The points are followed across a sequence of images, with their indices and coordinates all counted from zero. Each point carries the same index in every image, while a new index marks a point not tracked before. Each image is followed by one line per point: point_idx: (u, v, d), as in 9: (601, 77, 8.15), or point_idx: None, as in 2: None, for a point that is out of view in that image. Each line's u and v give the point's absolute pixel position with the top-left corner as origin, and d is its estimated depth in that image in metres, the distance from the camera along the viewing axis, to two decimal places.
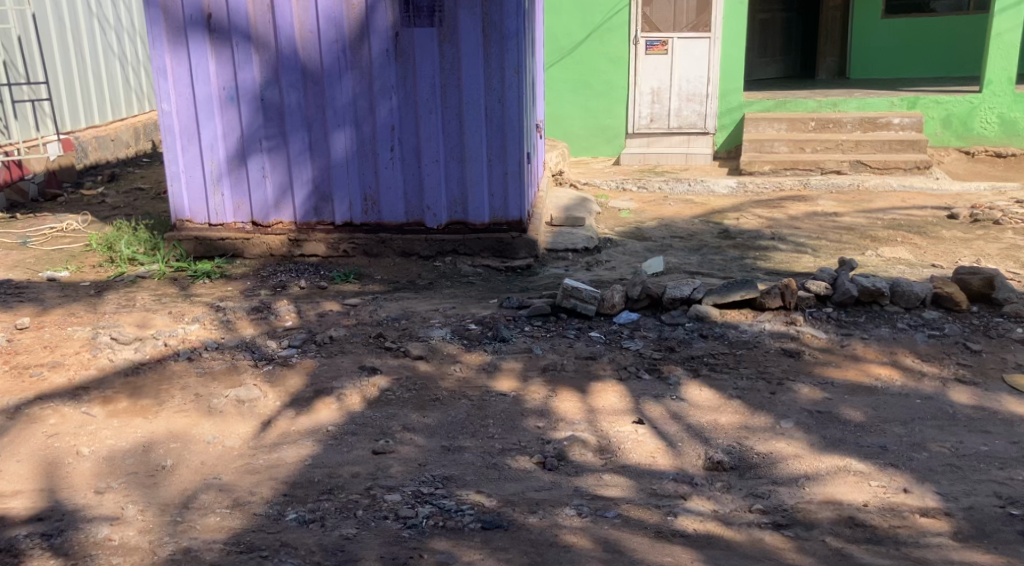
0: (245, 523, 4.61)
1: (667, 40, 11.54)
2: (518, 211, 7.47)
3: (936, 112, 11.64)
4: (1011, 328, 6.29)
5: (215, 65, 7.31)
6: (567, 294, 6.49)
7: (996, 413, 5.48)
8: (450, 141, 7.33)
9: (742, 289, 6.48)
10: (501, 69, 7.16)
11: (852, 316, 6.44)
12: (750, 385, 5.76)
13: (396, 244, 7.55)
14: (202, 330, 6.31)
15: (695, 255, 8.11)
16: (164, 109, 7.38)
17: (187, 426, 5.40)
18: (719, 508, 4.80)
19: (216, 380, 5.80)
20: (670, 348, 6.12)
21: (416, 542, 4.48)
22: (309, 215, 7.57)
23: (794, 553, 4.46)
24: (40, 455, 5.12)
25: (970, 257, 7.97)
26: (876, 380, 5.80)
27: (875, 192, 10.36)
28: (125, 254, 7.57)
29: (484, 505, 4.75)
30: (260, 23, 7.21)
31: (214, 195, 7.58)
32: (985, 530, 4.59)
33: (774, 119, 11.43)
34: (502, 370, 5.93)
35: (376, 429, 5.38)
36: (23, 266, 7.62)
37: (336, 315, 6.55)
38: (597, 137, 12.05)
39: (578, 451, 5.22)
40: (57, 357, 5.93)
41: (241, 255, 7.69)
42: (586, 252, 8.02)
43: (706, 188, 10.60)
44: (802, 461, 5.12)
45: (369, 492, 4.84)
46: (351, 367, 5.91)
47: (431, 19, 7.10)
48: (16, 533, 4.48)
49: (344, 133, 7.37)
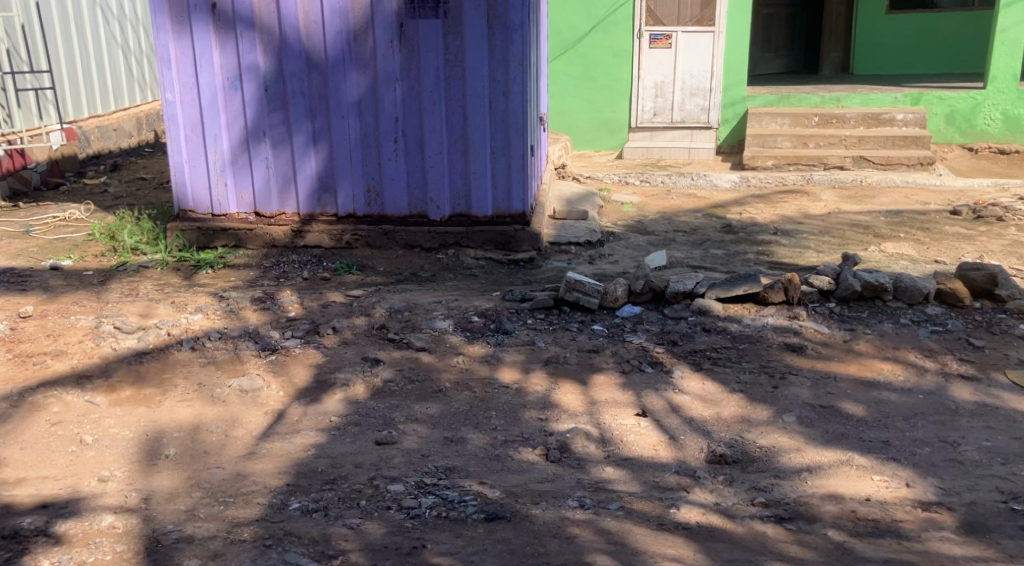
0: (247, 512, 4.61)
1: (672, 34, 11.51)
2: (521, 203, 7.45)
3: (940, 108, 11.61)
4: (1013, 324, 6.29)
5: (219, 54, 7.30)
6: (569, 287, 6.48)
7: (998, 409, 5.47)
8: (453, 133, 7.33)
9: (746, 283, 6.49)
10: (506, 61, 7.16)
11: (855, 311, 6.44)
12: (753, 378, 5.77)
13: (399, 236, 7.53)
14: (205, 319, 6.30)
15: (698, 249, 8.11)
16: (167, 99, 7.38)
17: (190, 416, 5.40)
18: (721, 500, 4.81)
19: (219, 369, 5.81)
20: (673, 342, 6.13)
21: (420, 532, 4.49)
22: (313, 206, 7.57)
23: (796, 547, 4.47)
24: (43, 444, 5.12)
25: (975, 254, 7.95)
26: (879, 375, 5.80)
27: (877, 187, 10.38)
28: (128, 244, 7.58)
29: (487, 496, 4.75)
30: (265, 13, 7.20)
31: (216, 183, 7.57)
32: (987, 525, 4.59)
33: (777, 113, 11.41)
34: (504, 361, 5.93)
35: (378, 420, 5.38)
36: (26, 254, 7.62)
37: (340, 306, 6.54)
38: (598, 131, 12.04)
39: (580, 442, 5.21)
40: (60, 345, 5.93)
41: (243, 246, 7.69)
42: (588, 245, 8.00)
43: (708, 183, 10.64)
44: (804, 454, 5.14)
45: (372, 482, 4.84)
46: (354, 358, 5.90)
47: (436, 11, 7.10)
48: (22, 521, 4.49)
49: (349, 124, 7.37)
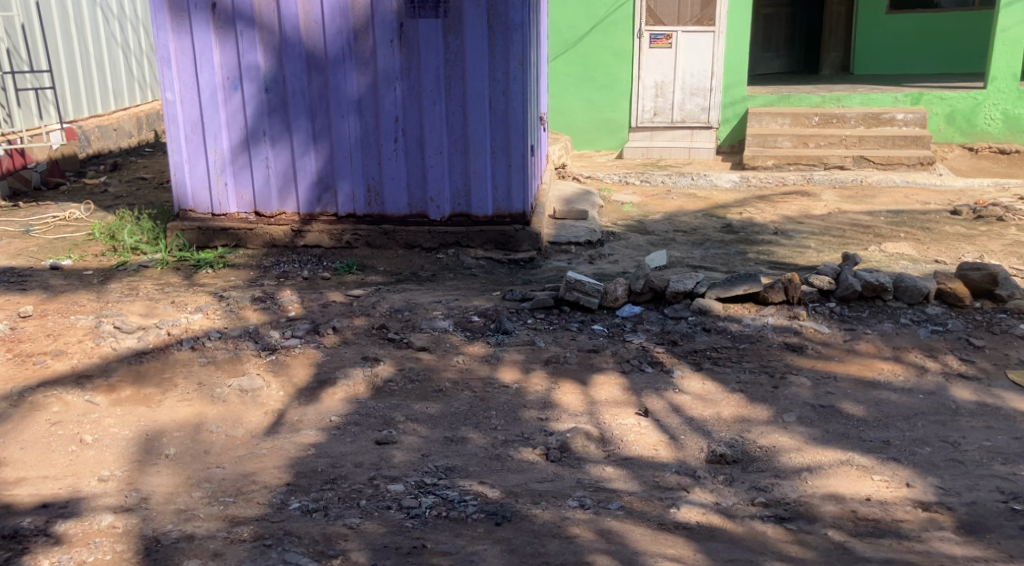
0: (247, 512, 4.61)
1: (672, 34, 11.50)
2: (521, 203, 7.45)
3: (940, 108, 11.61)
4: (1013, 324, 6.28)
5: (219, 54, 7.30)
6: (569, 287, 6.48)
7: (998, 409, 5.47)
8: (453, 133, 7.33)
9: (746, 282, 6.49)
10: (506, 61, 7.16)
11: (855, 311, 6.44)
12: (753, 378, 5.77)
13: (399, 236, 7.53)
14: (205, 319, 6.29)
15: (698, 249, 8.10)
16: (168, 99, 7.38)
17: (190, 416, 5.40)
18: (721, 500, 4.81)
19: (219, 369, 5.80)
20: (673, 342, 6.13)
21: (419, 532, 4.48)
22: (313, 206, 7.57)
23: (796, 547, 4.47)
24: (43, 444, 5.12)
25: (975, 253, 7.94)
26: (879, 375, 5.80)
27: (877, 187, 10.37)
28: (128, 244, 7.57)
29: (487, 496, 4.75)
30: (264, 12, 7.20)
31: (216, 183, 7.57)
32: (987, 525, 4.59)
33: (777, 113, 11.41)
34: (504, 361, 5.93)
35: (378, 420, 5.38)
36: (26, 254, 7.62)
37: (340, 306, 6.54)
38: (598, 131, 12.04)
39: (580, 442, 5.21)
40: (60, 345, 5.93)
41: (243, 245, 7.68)
42: (588, 245, 7.99)
43: (708, 182, 10.65)
44: (804, 454, 5.14)
45: (372, 482, 4.84)
46: (353, 358, 5.90)
47: (436, 11, 7.10)
48: (22, 520, 4.49)
49: (349, 123, 7.37)
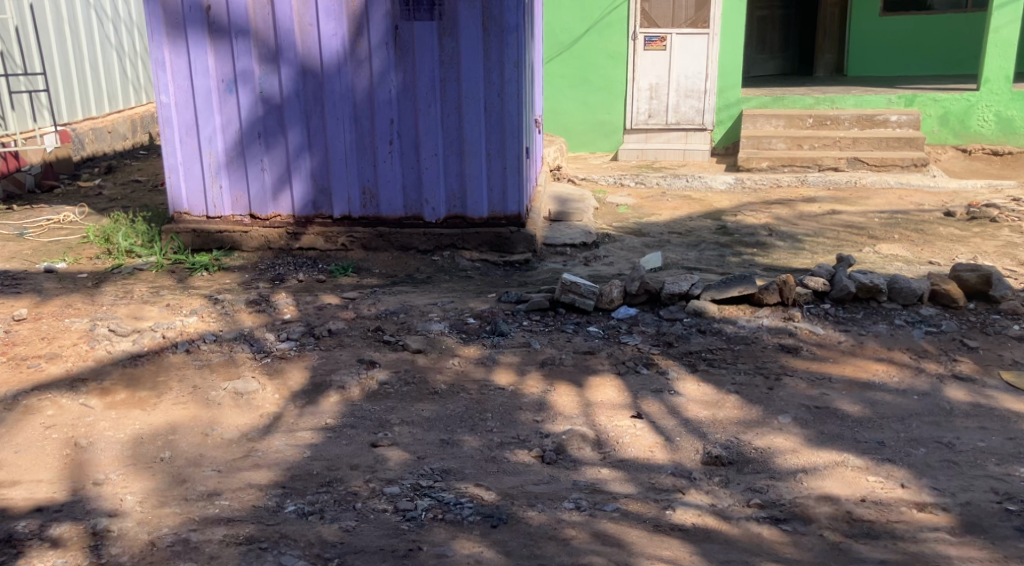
0: (244, 514, 4.61)
1: (666, 36, 11.54)
2: (516, 205, 7.46)
3: (934, 110, 11.65)
4: (1007, 325, 6.31)
5: (214, 57, 7.29)
6: (565, 289, 6.49)
7: (992, 410, 5.49)
8: (448, 135, 7.33)
9: (741, 284, 6.50)
10: (501, 63, 7.17)
11: (849, 312, 6.45)
12: (749, 379, 5.78)
13: (395, 238, 7.54)
14: (200, 322, 6.29)
15: (693, 251, 8.11)
16: (163, 102, 7.37)
17: (185, 418, 5.40)
18: (717, 501, 4.81)
19: (214, 372, 5.80)
20: (669, 343, 6.14)
21: (416, 534, 4.49)
22: (309, 208, 7.56)
23: (792, 548, 4.48)
24: (38, 448, 5.11)
25: (968, 255, 7.97)
26: (874, 376, 5.81)
27: (872, 189, 10.40)
28: (123, 246, 7.56)
29: (483, 498, 4.75)
30: (260, 16, 7.20)
31: (211, 186, 7.56)
32: (982, 525, 4.60)
33: (771, 115, 11.46)
34: (500, 363, 5.93)
35: (374, 422, 5.38)
36: (20, 257, 7.60)
37: (335, 308, 6.55)
38: (594, 133, 12.05)
39: (577, 444, 5.22)
40: (54, 348, 5.92)
41: (239, 248, 7.69)
42: (583, 247, 8.00)
43: (704, 184, 10.65)
44: (800, 455, 5.15)
45: (368, 484, 4.84)
46: (349, 360, 5.90)
47: (431, 13, 7.11)
48: (17, 524, 4.48)
49: (344, 126, 7.37)
